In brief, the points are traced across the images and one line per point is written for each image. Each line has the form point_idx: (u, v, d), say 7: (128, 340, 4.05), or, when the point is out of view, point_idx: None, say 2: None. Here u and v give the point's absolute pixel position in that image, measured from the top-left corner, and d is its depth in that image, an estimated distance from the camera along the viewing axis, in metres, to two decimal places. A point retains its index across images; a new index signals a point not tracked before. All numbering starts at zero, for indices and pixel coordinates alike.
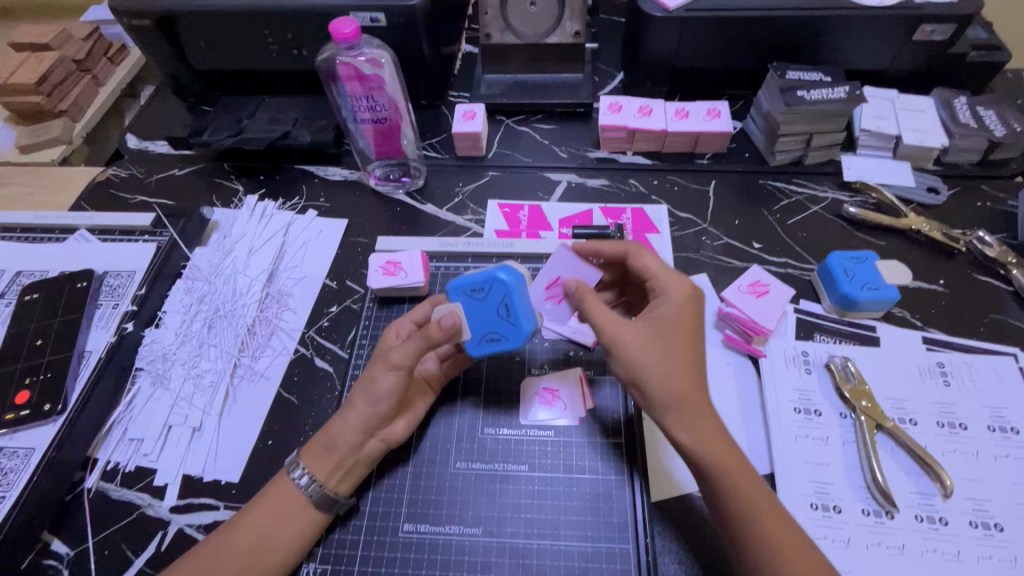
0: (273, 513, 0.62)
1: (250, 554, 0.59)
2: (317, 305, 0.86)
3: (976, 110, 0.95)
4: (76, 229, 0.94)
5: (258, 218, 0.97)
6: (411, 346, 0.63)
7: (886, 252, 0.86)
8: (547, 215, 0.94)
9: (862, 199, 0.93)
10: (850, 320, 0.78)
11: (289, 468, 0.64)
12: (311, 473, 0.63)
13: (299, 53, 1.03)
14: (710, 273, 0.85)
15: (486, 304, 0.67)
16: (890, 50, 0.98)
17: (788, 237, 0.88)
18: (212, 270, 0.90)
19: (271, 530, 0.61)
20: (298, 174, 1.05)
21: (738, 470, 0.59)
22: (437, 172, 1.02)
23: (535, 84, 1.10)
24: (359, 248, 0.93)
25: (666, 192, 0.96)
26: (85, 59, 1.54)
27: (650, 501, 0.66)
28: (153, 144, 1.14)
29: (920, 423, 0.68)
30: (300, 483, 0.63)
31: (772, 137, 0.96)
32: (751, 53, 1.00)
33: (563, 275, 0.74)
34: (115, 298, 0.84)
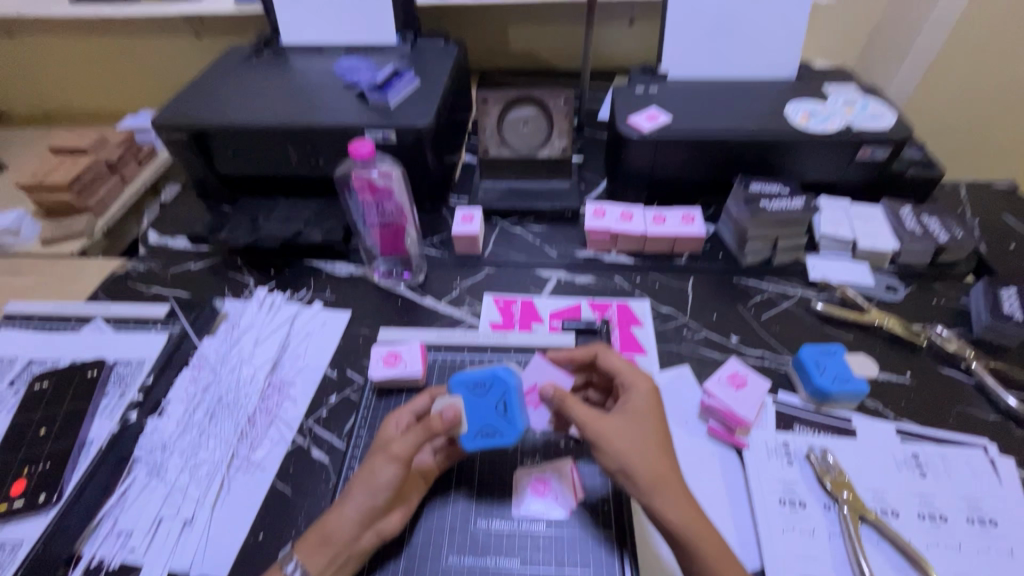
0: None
1: None
2: (317, 395, 0.90)
3: (921, 218, 1.07)
4: (91, 319, 0.99)
5: (266, 310, 1.03)
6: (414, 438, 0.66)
7: (855, 346, 0.92)
8: (539, 308, 1.01)
9: (828, 296, 1.01)
10: (826, 411, 0.82)
11: (282, 562, 0.64)
12: (304, 568, 0.63)
13: (317, 164, 1.15)
14: (691, 364, 0.90)
15: (485, 400, 0.73)
16: (839, 166, 1.11)
17: (763, 331, 0.95)
18: (219, 359, 0.94)
19: None
20: (306, 268, 1.13)
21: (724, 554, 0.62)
22: (437, 268, 1.10)
23: (527, 190, 1.22)
24: (360, 338, 0.98)
25: (649, 288, 1.03)
26: (117, 162, 1.68)
27: None
28: (172, 239, 1.23)
29: (902, 515, 0.70)
30: None
31: (741, 240, 1.06)
32: (718, 168, 1.13)
33: (538, 383, 0.80)
34: (122, 387, 0.87)
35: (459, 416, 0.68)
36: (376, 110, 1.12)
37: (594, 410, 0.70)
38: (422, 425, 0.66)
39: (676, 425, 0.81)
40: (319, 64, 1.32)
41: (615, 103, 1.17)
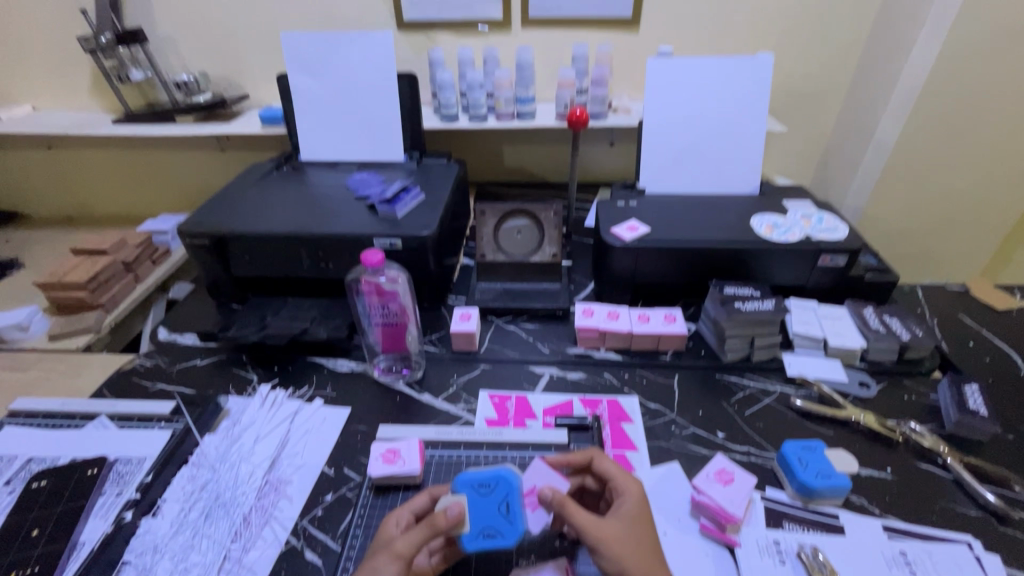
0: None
1: None
2: (314, 493, 0.90)
3: (883, 318, 1.16)
4: (96, 416, 1.02)
5: (268, 406, 1.06)
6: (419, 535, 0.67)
7: (836, 441, 0.96)
8: (532, 404, 1.05)
9: (806, 391, 1.07)
10: (813, 508, 0.84)
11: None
12: None
13: (327, 267, 1.25)
14: (680, 460, 0.93)
15: (489, 500, 0.75)
16: (804, 271, 1.22)
17: (747, 426, 0.99)
18: (218, 457, 0.95)
19: None
20: (309, 365, 1.18)
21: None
22: (435, 365, 1.16)
23: (521, 290, 1.31)
24: (358, 434, 1.00)
25: (636, 384, 1.09)
26: (133, 261, 1.77)
27: None
28: (181, 336, 1.28)
29: None
30: None
31: (720, 339, 1.14)
32: (695, 272, 1.24)
33: (537, 486, 0.79)
34: (119, 486, 0.88)
35: (464, 513, 0.70)
36: (385, 220, 1.24)
37: (591, 514, 0.71)
38: (427, 522, 0.68)
39: (669, 523, 0.83)
40: (334, 178, 1.48)
41: (599, 214, 1.31)
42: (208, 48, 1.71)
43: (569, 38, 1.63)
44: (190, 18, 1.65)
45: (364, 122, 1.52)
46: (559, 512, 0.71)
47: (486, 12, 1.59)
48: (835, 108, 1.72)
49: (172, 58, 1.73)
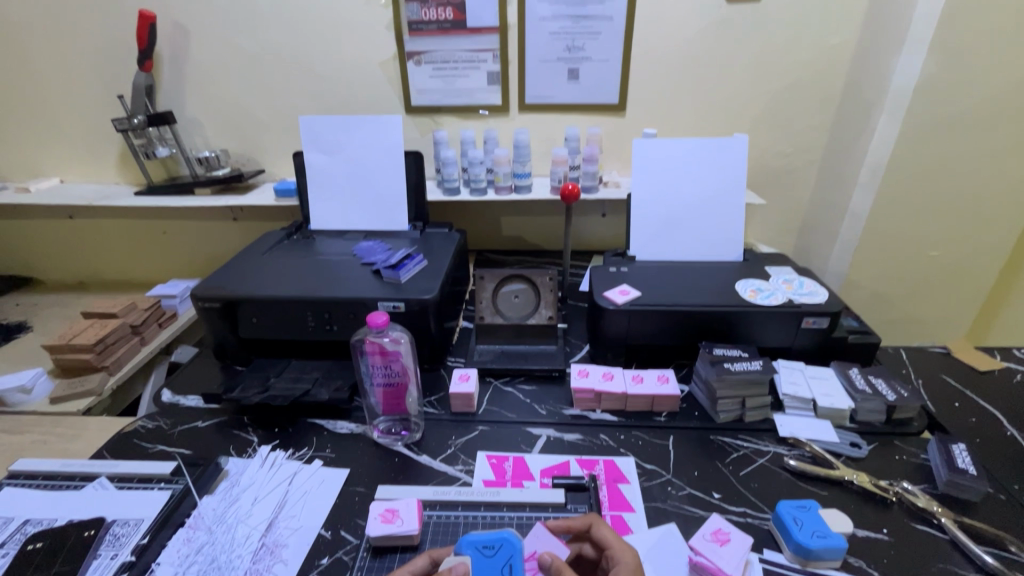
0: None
1: None
2: (310, 556, 0.90)
3: (869, 379, 1.20)
4: (96, 477, 1.02)
5: (268, 467, 1.07)
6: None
7: (831, 501, 0.97)
8: (530, 465, 1.06)
9: (799, 452, 1.08)
10: (812, 570, 0.84)
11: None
12: None
13: (331, 329, 1.30)
14: (677, 522, 0.93)
15: (493, 562, 0.73)
16: (790, 333, 1.28)
17: (742, 487, 1.00)
18: (215, 519, 0.95)
19: None
20: (310, 426, 1.20)
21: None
22: (434, 426, 1.17)
23: (518, 352, 1.36)
24: (356, 496, 1.01)
25: (632, 445, 1.11)
26: (141, 324, 1.81)
27: None
28: (185, 398, 1.31)
29: None
30: None
31: (712, 399, 1.17)
32: (686, 334, 1.29)
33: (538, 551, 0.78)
34: (115, 548, 0.87)
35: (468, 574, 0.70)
36: (389, 285, 1.30)
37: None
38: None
39: None
40: (342, 245, 1.56)
41: (593, 280, 1.38)
42: (231, 129, 1.86)
43: (562, 121, 1.79)
44: (218, 102, 1.81)
45: (373, 195, 1.64)
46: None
47: (486, 99, 1.76)
48: (810, 183, 1.85)
49: (197, 136, 1.88)
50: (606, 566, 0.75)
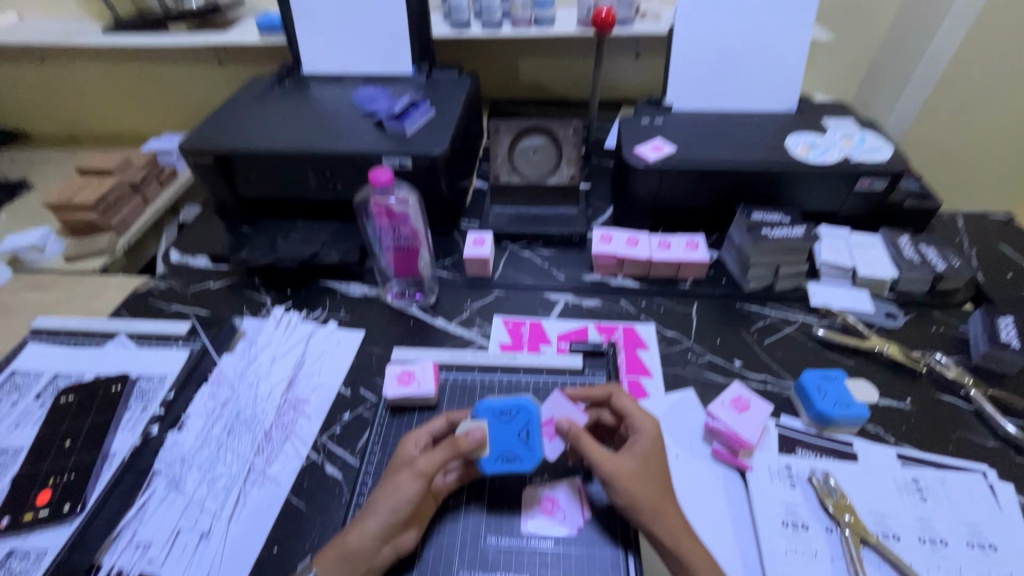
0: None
1: None
2: (331, 412, 0.92)
3: (919, 247, 1.10)
4: (115, 335, 1.03)
5: (283, 328, 1.06)
6: (441, 457, 0.67)
7: (856, 371, 0.94)
8: (547, 330, 1.04)
9: (830, 322, 1.03)
10: (828, 436, 0.84)
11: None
12: None
13: (335, 188, 1.20)
14: (696, 387, 0.92)
15: (510, 427, 0.74)
16: (839, 197, 1.15)
17: (765, 356, 0.97)
18: (237, 376, 0.97)
19: None
20: (322, 288, 1.17)
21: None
22: (449, 290, 1.14)
23: (536, 215, 1.26)
24: (374, 357, 1.01)
25: (653, 312, 1.06)
26: (140, 182, 1.73)
27: None
28: (193, 259, 1.27)
29: (905, 539, 0.71)
30: None
31: (744, 267, 1.09)
32: (722, 197, 1.17)
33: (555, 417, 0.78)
34: (144, 401, 0.90)
35: (485, 438, 0.71)
36: (394, 138, 1.17)
37: (606, 449, 0.70)
38: (449, 443, 0.68)
39: (680, 445, 0.83)
40: (340, 92, 1.38)
41: (622, 134, 1.22)
42: None
43: None
44: None
45: (369, 29, 1.40)
46: (574, 444, 0.69)
47: None
48: (866, 54, 1.52)
49: None
50: (624, 433, 0.75)
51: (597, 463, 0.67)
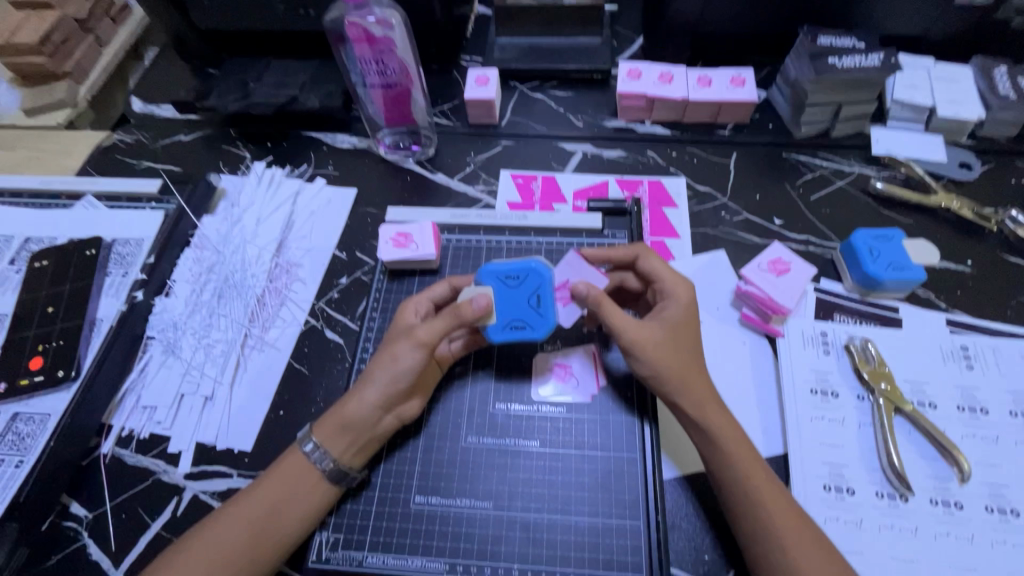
0: (276, 481, 0.60)
1: (264, 525, 0.57)
2: (326, 277, 0.85)
3: (1018, 79, 0.89)
4: (83, 195, 0.92)
5: (266, 186, 0.95)
6: (441, 327, 0.61)
7: (914, 230, 0.83)
8: (561, 186, 0.91)
9: (890, 174, 0.89)
10: (872, 301, 0.75)
11: (300, 441, 0.62)
12: (321, 446, 0.61)
13: (306, 14, 0.99)
14: (727, 249, 0.82)
15: (518, 292, 0.65)
16: (929, 14, 0.92)
17: (810, 213, 0.85)
18: (221, 239, 0.89)
19: (286, 504, 0.59)
20: (306, 140, 1.02)
21: (748, 457, 0.57)
22: (449, 141, 0.99)
23: (551, 47, 1.04)
24: (369, 217, 0.91)
25: (685, 165, 0.92)
26: (86, 17, 1.27)
27: (677, 473, 0.65)
28: (158, 108, 1.10)
29: (941, 407, 0.67)
30: (310, 455, 0.61)
31: (798, 108, 0.91)
32: (781, 17, 0.94)
33: (570, 280, 0.68)
34: (124, 266, 0.83)
35: (491, 305, 0.63)
36: None
37: (630, 316, 0.63)
38: (451, 311, 0.61)
39: (705, 311, 0.76)
40: None
41: None
42: None
43: None
44: None
45: None
46: (593, 310, 0.62)
47: None
48: None
49: None
50: (651, 298, 0.68)
51: (618, 330, 0.60)
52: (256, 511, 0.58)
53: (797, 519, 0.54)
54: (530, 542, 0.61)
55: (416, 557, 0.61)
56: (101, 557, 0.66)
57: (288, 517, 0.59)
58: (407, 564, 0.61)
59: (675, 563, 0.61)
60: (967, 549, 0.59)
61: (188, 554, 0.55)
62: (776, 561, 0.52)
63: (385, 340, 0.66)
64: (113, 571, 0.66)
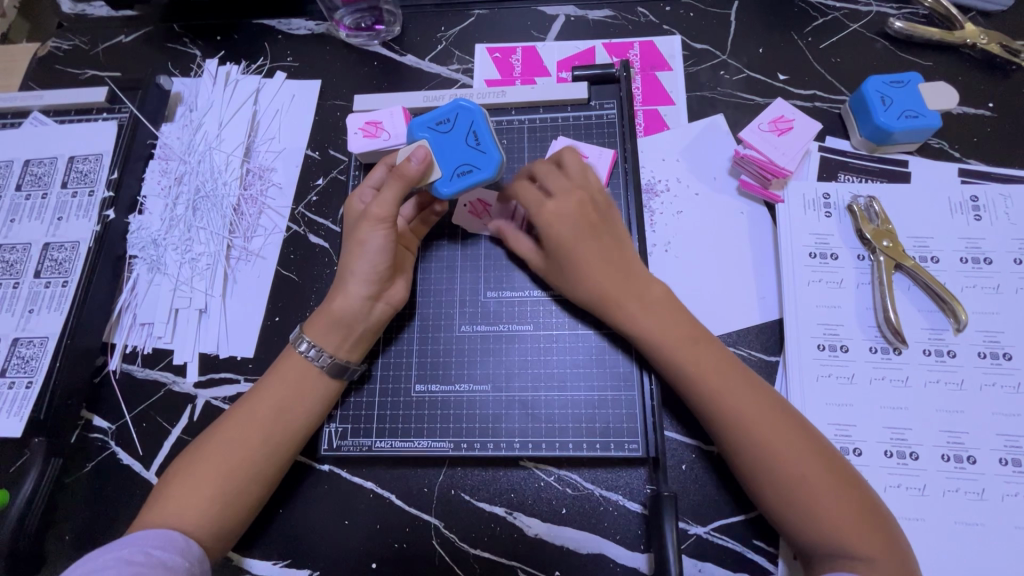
0: (276, 381, 0.61)
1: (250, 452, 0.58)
2: (303, 179, 0.81)
3: None
4: (28, 112, 0.84)
5: (222, 86, 0.86)
6: (392, 195, 0.59)
7: (932, 75, 0.75)
8: (543, 58, 0.83)
9: (912, 10, 0.79)
10: (879, 156, 0.70)
11: (293, 342, 0.62)
12: (319, 346, 0.61)
13: None
14: (727, 113, 0.76)
15: (454, 135, 0.61)
16: None
17: (819, 64, 0.77)
18: (184, 147, 0.83)
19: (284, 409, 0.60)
20: (258, 29, 0.90)
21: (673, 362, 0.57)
22: (415, 16, 0.87)
23: None
24: (338, 112, 0.84)
25: (681, 19, 0.82)
26: None
27: None
28: (91, 6, 0.96)
29: (943, 261, 0.65)
30: (308, 355, 0.61)
31: None
32: None
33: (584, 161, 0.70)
34: (88, 184, 0.79)
35: (432, 158, 0.60)
36: None
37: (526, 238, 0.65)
38: (394, 177, 0.59)
39: (702, 182, 0.72)
40: None
41: None
42: None
43: None
44: None
45: None
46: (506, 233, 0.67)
47: None
48: None
49: None
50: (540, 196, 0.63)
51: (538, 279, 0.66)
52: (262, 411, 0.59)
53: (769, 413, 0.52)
54: (529, 418, 0.63)
55: (422, 438, 0.64)
56: (131, 461, 0.70)
57: (296, 415, 0.60)
58: (415, 446, 0.64)
59: (669, 427, 0.63)
60: (957, 394, 0.60)
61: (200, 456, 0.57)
62: (744, 459, 0.52)
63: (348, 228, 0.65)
64: (145, 472, 0.70)
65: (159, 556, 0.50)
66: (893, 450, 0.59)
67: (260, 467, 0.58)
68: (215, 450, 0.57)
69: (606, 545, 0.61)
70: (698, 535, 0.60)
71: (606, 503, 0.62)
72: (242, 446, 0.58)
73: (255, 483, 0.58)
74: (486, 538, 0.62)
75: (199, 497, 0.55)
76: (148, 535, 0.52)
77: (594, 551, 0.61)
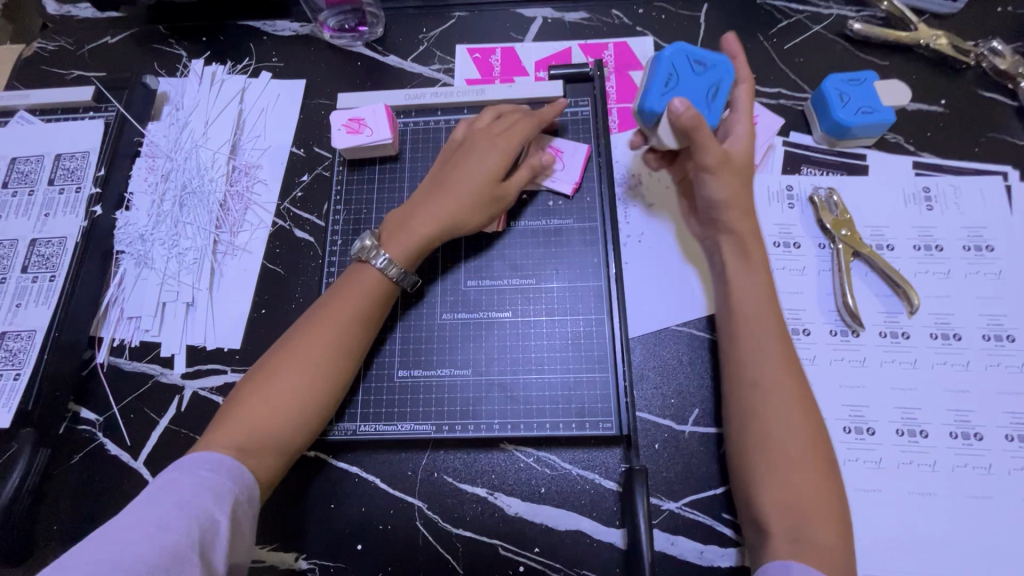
0: (348, 325, 0.61)
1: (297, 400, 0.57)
2: (288, 175, 0.83)
3: None
4: (14, 111, 0.85)
5: (208, 85, 0.88)
6: (523, 180, 0.68)
7: (889, 74, 0.79)
8: (522, 58, 0.86)
9: (870, 13, 0.83)
10: (839, 150, 0.74)
11: (371, 257, 0.63)
12: (391, 259, 0.63)
13: None
14: None
15: (685, 78, 0.66)
16: None
17: (783, 64, 0.81)
18: (171, 145, 0.84)
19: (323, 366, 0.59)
20: (243, 31, 0.92)
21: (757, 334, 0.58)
22: (397, 17, 0.90)
23: None
24: (323, 111, 0.86)
25: (653, 21, 0.85)
26: None
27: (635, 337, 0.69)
28: (77, 7, 0.97)
29: (898, 248, 0.69)
30: (379, 266, 0.63)
31: None
32: None
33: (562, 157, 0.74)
34: (75, 181, 0.80)
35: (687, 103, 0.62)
36: None
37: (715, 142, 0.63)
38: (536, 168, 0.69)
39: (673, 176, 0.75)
40: None
41: None
42: None
43: None
44: None
45: None
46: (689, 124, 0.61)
47: None
48: None
49: None
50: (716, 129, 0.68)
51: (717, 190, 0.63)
52: (328, 336, 0.60)
53: (792, 367, 0.56)
54: (508, 401, 0.66)
55: (406, 422, 0.66)
56: (119, 452, 0.72)
57: (340, 362, 0.60)
58: (398, 429, 0.66)
59: (642, 408, 0.66)
60: (910, 372, 0.64)
61: (252, 393, 0.57)
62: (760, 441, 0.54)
63: (451, 168, 0.68)
64: (133, 462, 0.71)
65: (202, 474, 0.51)
66: (851, 426, 0.62)
67: (307, 419, 0.58)
68: (275, 376, 0.57)
69: (583, 521, 0.63)
70: (670, 511, 0.63)
71: (583, 482, 0.64)
72: (315, 367, 0.59)
73: (309, 418, 0.58)
74: (467, 519, 0.65)
75: (256, 428, 0.55)
76: (200, 458, 0.52)
77: (571, 528, 0.63)
